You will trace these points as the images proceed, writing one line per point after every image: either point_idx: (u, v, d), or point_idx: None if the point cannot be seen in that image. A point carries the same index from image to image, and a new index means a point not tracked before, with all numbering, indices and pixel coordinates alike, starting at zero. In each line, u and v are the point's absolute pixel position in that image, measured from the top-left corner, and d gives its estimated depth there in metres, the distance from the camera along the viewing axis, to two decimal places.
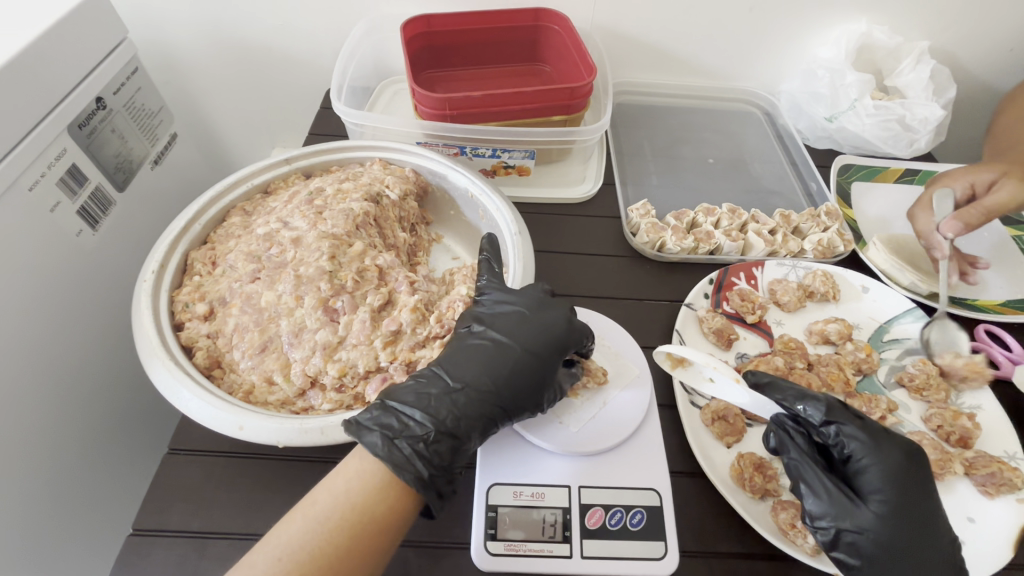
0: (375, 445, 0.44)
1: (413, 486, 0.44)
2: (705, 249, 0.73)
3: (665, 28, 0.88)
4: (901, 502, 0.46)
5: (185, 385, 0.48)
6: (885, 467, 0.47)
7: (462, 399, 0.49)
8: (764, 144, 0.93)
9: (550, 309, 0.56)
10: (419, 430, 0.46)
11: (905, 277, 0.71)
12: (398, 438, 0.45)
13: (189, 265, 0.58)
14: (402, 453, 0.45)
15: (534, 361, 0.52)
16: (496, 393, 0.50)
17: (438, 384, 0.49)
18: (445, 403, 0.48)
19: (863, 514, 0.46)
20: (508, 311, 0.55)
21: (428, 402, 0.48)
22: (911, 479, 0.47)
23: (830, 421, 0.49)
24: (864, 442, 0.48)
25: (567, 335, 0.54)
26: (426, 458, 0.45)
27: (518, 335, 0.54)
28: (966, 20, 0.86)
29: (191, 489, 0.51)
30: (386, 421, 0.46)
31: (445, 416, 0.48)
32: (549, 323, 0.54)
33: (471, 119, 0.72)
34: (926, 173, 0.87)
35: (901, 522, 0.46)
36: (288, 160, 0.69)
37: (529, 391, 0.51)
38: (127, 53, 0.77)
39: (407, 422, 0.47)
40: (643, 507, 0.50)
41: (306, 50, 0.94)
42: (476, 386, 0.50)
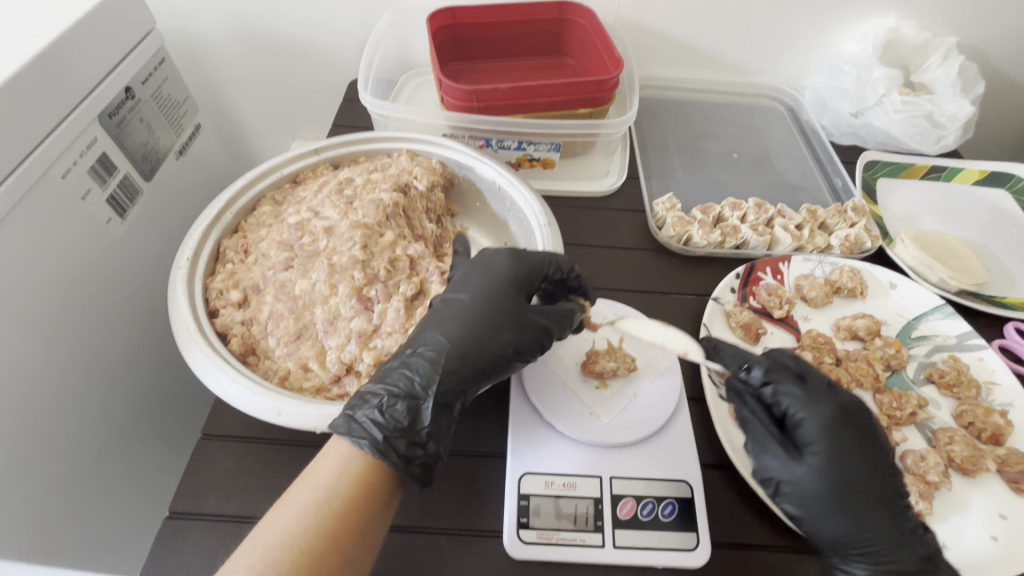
0: (336, 425, 0.44)
1: (372, 453, 0.42)
2: (731, 243, 0.73)
3: (689, 22, 0.88)
4: (836, 452, 0.48)
5: (224, 370, 0.48)
6: (817, 419, 0.49)
7: (415, 359, 0.47)
8: (788, 139, 0.93)
9: (494, 255, 0.56)
10: (375, 398, 0.45)
11: (934, 273, 0.71)
12: (356, 412, 0.44)
13: (222, 253, 0.59)
14: (359, 424, 0.43)
15: (487, 303, 0.52)
16: (449, 343, 0.48)
17: (397, 354, 0.49)
18: (401, 369, 0.47)
19: (800, 465, 0.48)
20: (461, 274, 0.56)
21: (387, 371, 0.47)
22: (847, 430, 0.48)
23: (767, 380, 0.52)
24: (800, 396, 0.50)
25: (516, 273, 0.54)
26: (383, 423, 0.43)
27: (467, 288, 0.53)
28: (996, 15, 0.85)
29: (226, 474, 0.52)
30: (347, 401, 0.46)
31: (401, 381, 0.46)
32: (493, 269, 0.54)
33: (499, 111, 0.73)
34: (953, 170, 0.87)
35: (834, 471, 0.47)
36: (317, 150, 0.70)
37: (490, 333, 0.50)
38: (154, 43, 0.78)
39: (366, 394, 0.45)
40: (674, 499, 0.50)
41: (329, 41, 0.94)
42: (428, 344, 0.48)
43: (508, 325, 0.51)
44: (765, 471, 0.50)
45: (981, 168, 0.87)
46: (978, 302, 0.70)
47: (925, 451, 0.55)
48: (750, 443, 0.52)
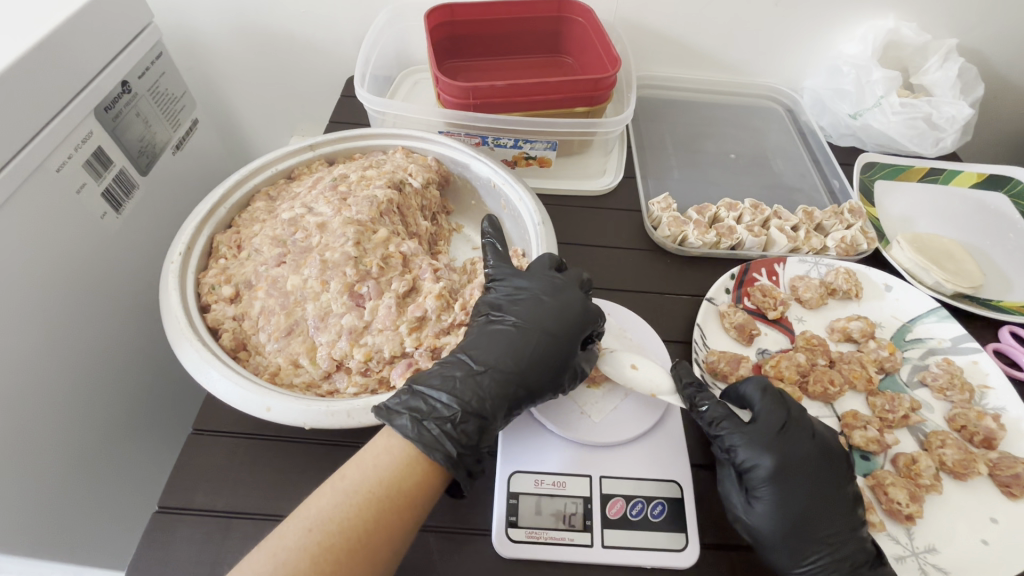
0: (404, 428, 0.45)
1: (444, 465, 0.44)
2: (727, 244, 0.72)
3: (689, 22, 0.87)
4: (786, 494, 0.48)
5: (213, 365, 0.48)
6: (766, 462, 0.49)
7: (486, 382, 0.49)
8: (786, 140, 0.93)
9: (568, 290, 0.55)
10: (446, 412, 0.46)
11: (929, 276, 0.71)
12: (426, 420, 0.45)
13: (215, 248, 0.59)
14: (431, 434, 0.45)
15: (558, 338, 0.53)
16: (523, 369, 0.50)
17: (463, 368, 0.49)
18: (472, 387, 0.48)
19: (754, 508, 0.48)
20: (529, 295, 0.55)
21: (452, 385, 0.48)
22: (785, 471, 0.49)
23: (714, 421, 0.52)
24: (746, 440, 0.50)
25: (586, 316, 0.54)
26: (455, 438, 0.45)
27: (537, 320, 0.53)
28: (995, 19, 0.85)
29: (215, 469, 0.52)
30: (412, 404, 0.46)
31: (472, 398, 0.47)
32: (570, 302, 0.54)
33: (495, 108, 0.72)
34: (950, 173, 0.86)
35: (785, 512, 0.47)
36: (312, 146, 0.69)
37: (556, 366, 0.52)
38: (152, 37, 0.78)
39: (433, 404, 0.46)
40: (664, 499, 0.50)
41: (326, 36, 0.93)
42: (499, 369, 0.50)
43: (573, 363, 0.53)
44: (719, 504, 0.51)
45: (978, 171, 0.87)
46: (974, 305, 0.70)
47: (916, 454, 0.55)
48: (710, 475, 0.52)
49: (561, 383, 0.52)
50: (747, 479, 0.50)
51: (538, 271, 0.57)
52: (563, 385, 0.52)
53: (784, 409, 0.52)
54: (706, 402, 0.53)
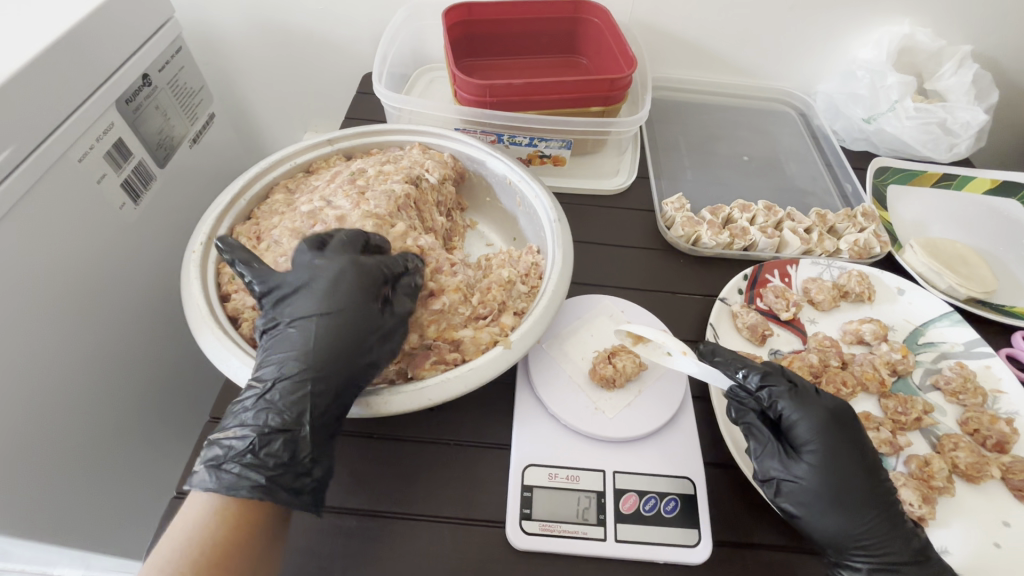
0: (204, 482, 0.42)
1: (255, 497, 0.42)
2: (740, 245, 0.73)
3: (704, 24, 0.88)
4: (834, 451, 0.49)
5: (234, 353, 0.49)
6: (809, 419, 0.50)
7: (275, 396, 0.44)
8: (799, 143, 0.93)
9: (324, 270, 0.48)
10: (242, 442, 0.43)
11: (943, 280, 0.71)
12: (224, 463, 0.42)
13: (234, 239, 0.59)
14: (232, 474, 0.42)
15: (345, 314, 0.47)
16: (306, 371, 0.45)
17: (251, 392, 0.45)
18: (263, 407, 0.44)
19: (805, 468, 0.49)
20: (284, 285, 0.49)
21: (243, 414, 0.44)
22: (836, 432, 0.49)
23: (764, 385, 0.51)
24: (792, 398, 0.51)
25: (356, 287, 0.48)
26: (259, 464, 0.42)
27: (310, 302, 0.47)
28: (1011, 25, 0.85)
29: None
30: (211, 453, 0.43)
31: (267, 418, 0.43)
32: (321, 270, 0.48)
33: (511, 107, 0.73)
34: (964, 179, 0.86)
35: (832, 471, 0.48)
36: (330, 141, 0.70)
37: (351, 349, 0.46)
38: (173, 32, 0.79)
39: (228, 444, 0.43)
40: (677, 495, 0.50)
41: (344, 34, 0.94)
42: (284, 377, 0.45)
43: (374, 330, 0.48)
44: (765, 475, 0.50)
45: (992, 177, 0.87)
46: (987, 310, 0.70)
47: (929, 456, 0.55)
48: (751, 445, 0.51)
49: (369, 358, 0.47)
50: (792, 438, 0.51)
51: (332, 253, 0.50)
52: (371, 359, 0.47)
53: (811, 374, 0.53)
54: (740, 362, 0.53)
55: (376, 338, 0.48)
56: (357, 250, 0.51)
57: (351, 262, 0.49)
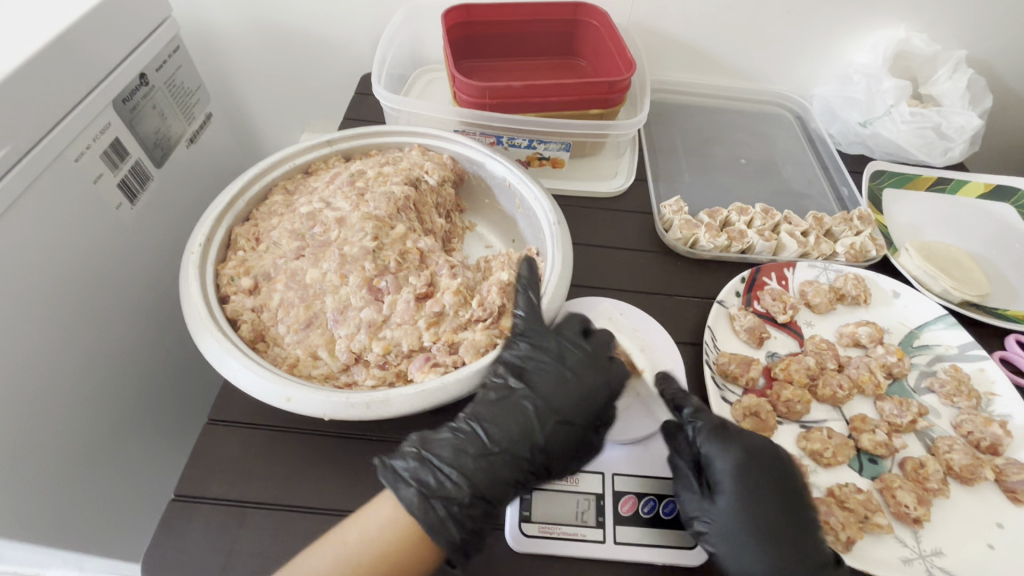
0: (410, 502, 0.42)
1: (441, 547, 0.42)
2: (737, 247, 0.73)
3: (702, 27, 0.88)
4: (744, 495, 0.48)
5: (234, 354, 0.48)
6: (729, 460, 0.49)
7: (497, 463, 0.46)
8: (796, 147, 0.93)
9: (598, 377, 0.51)
10: (456, 491, 0.44)
11: (938, 284, 0.71)
12: (432, 497, 0.43)
13: (233, 240, 0.59)
14: (436, 515, 0.42)
15: (588, 433, 0.50)
16: (534, 453, 0.48)
17: (475, 443, 0.46)
18: (482, 467, 0.45)
19: (716, 504, 0.48)
20: (542, 355, 0.52)
21: (457, 459, 0.45)
22: (754, 474, 0.48)
23: (689, 418, 0.50)
24: (711, 433, 0.49)
25: (611, 397, 0.51)
26: (459, 521, 0.43)
27: (556, 403, 0.50)
28: (1005, 30, 0.86)
29: (230, 459, 0.52)
30: (421, 477, 0.44)
31: (479, 477, 0.45)
32: (598, 377, 0.51)
33: (510, 108, 0.73)
34: (958, 182, 0.87)
35: (745, 512, 0.47)
36: (329, 142, 0.70)
37: (574, 456, 0.50)
38: (170, 31, 0.78)
39: (441, 480, 0.44)
40: (675, 497, 0.51)
41: (341, 34, 0.94)
42: (513, 452, 0.47)
43: (590, 452, 0.51)
44: (684, 515, 0.48)
45: (986, 181, 0.87)
46: (981, 313, 0.70)
47: (924, 459, 0.56)
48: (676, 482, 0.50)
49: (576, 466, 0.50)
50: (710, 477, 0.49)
51: (593, 355, 0.53)
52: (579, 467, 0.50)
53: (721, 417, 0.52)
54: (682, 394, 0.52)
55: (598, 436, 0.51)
56: (610, 353, 0.54)
57: (608, 373, 0.52)
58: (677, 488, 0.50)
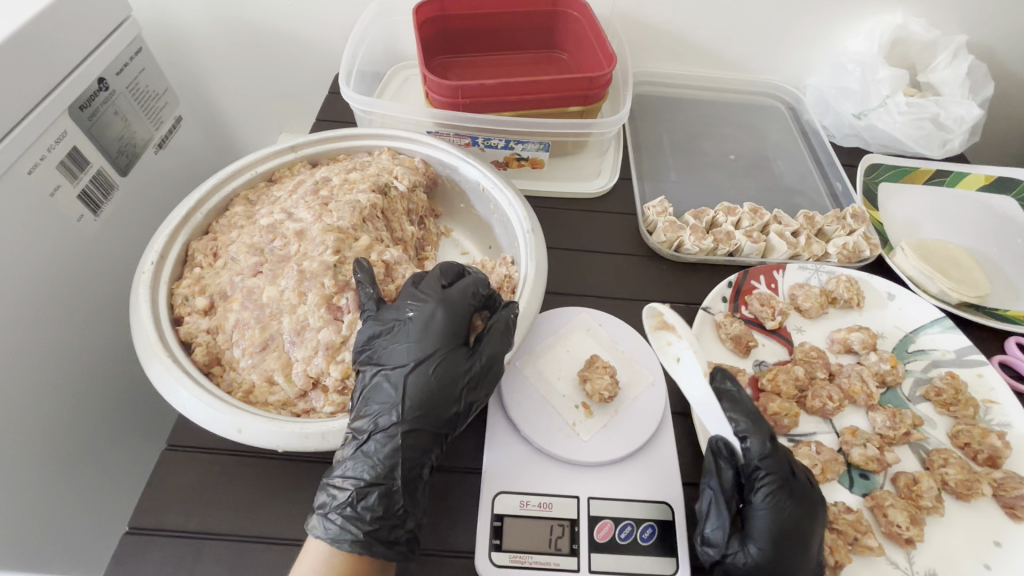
0: (316, 530, 0.42)
1: (356, 551, 0.42)
2: (724, 250, 0.70)
3: (688, 16, 0.84)
4: (778, 555, 0.44)
5: (183, 383, 0.46)
6: (775, 516, 0.44)
7: (374, 446, 0.44)
8: (788, 140, 0.90)
9: (422, 311, 0.48)
10: (343, 494, 0.43)
11: (934, 285, 0.68)
12: (328, 512, 0.43)
13: (190, 256, 0.56)
14: (335, 526, 0.42)
15: (438, 364, 0.46)
16: (402, 412, 0.44)
17: (351, 442, 0.44)
18: (362, 459, 0.44)
19: (740, 553, 0.45)
20: (380, 321, 0.48)
21: (345, 466, 0.44)
22: (800, 534, 0.44)
23: (761, 464, 0.45)
24: (772, 491, 0.45)
25: (452, 325, 0.47)
26: (359, 518, 0.42)
27: (403, 352, 0.46)
28: (1008, 13, 0.81)
29: (188, 488, 0.50)
30: (320, 500, 0.43)
31: (363, 469, 0.43)
32: (419, 315, 0.47)
33: (485, 108, 0.70)
34: (957, 175, 0.84)
35: (774, 569, 0.44)
36: (294, 147, 0.67)
37: (446, 385, 0.46)
38: (131, 31, 0.75)
39: (333, 492, 0.43)
40: (654, 522, 0.48)
41: (313, 31, 0.90)
42: (382, 426, 0.44)
43: (469, 374, 0.46)
44: (701, 541, 0.46)
45: (986, 173, 0.84)
46: (980, 315, 0.67)
47: (918, 474, 0.53)
48: (703, 507, 0.47)
49: (466, 398, 0.46)
50: (746, 522, 0.46)
51: (421, 294, 0.49)
52: (465, 398, 0.46)
53: (788, 461, 0.46)
54: (754, 430, 0.46)
55: (475, 355, 0.47)
56: (440, 282, 0.50)
57: (441, 299, 0.48)
58: (706, 513, 0.47)
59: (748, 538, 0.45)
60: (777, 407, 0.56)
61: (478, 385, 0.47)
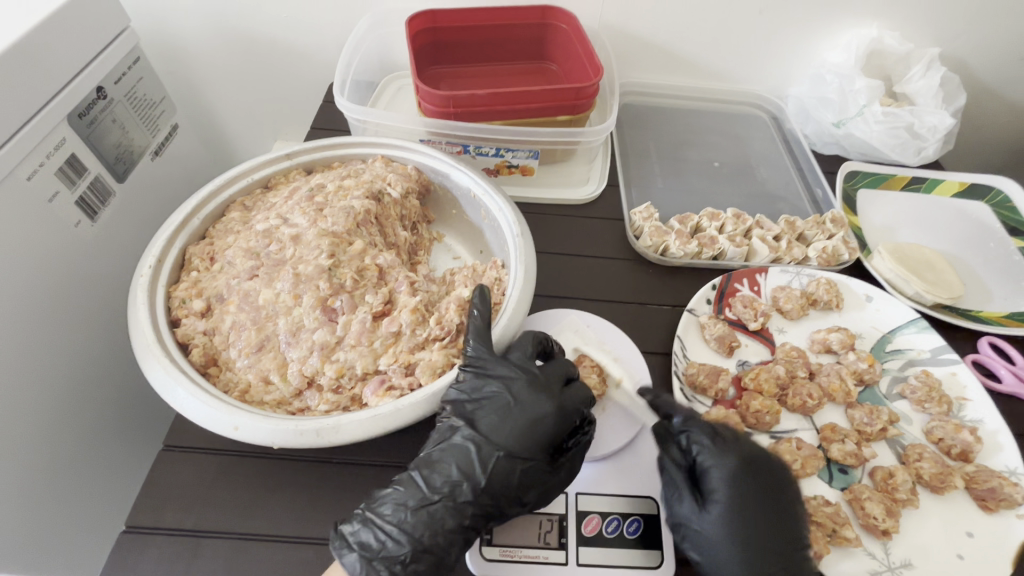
0: (350, 566, 0.43)
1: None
2: (708, 254, 0.72)
3: (673, 29, 0.87)
4: (736, 504, 0.48)
5: (181, 382, 0.47)
6: (723, 470, 0.49)
7: (439, 512, 0.45)
8: (770, 148, 0.93)
9: (533, 401, 0.49)
10: (392, 548, 0.44)
11: (910, 287, 0.71)
12: (374, 560, 0.44)
13: (187, 261, 0.58)
14: None
15: (535, 462, 0.48)
16: (476, 492, 0.46)
17: (415, 497, 0.46)
18: (421, 524, 0.45)
19: (706, 515, 0.47)
20: (484, 394, 0.49)
21: (399, 516, 0.45)
22: (750, 483, 0.49)
23: (685, 427, 0.51)
24: (711, 444, 0.50)
25: (557, 423, 0.49)
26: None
27: (500, 433, 0.48)
28: (978, 28, 0.85)
29: (184, 487, 0.51)
30: (363, 539, 0.44)
31: (421, 534, 0.44)
32: (536, 405, 0.49)
33: (476, 117, 0.72)
34: (932, 182, 0.87)
35: (739, 520, 0.47)
36: (289, 155, 0.68)
37: (526, 485, 0.47)
38: (129, 41, 0.76)
39: (381, 539, 0.44)
40: (640, 516, 0.50)
41: (308, 41, 0.92)
42: (454, 496, 0.46)
43: (547, 484, 0.48)
44: (674, 517, 0.48)
45: (960, 180, 0.87)
46: (954, 316, 0.70)
47: (893, 468, 0.55)
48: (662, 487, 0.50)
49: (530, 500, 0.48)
50: (703, 485, 0.49)
51: (514, 370, 0.50)
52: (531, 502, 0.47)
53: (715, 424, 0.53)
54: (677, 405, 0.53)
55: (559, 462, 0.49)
56: (559, 377, 0.52)
57: (555, 402, 0.49)
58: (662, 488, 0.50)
59: (707, 497, 0.49)
60: (759, 405, 0.58)
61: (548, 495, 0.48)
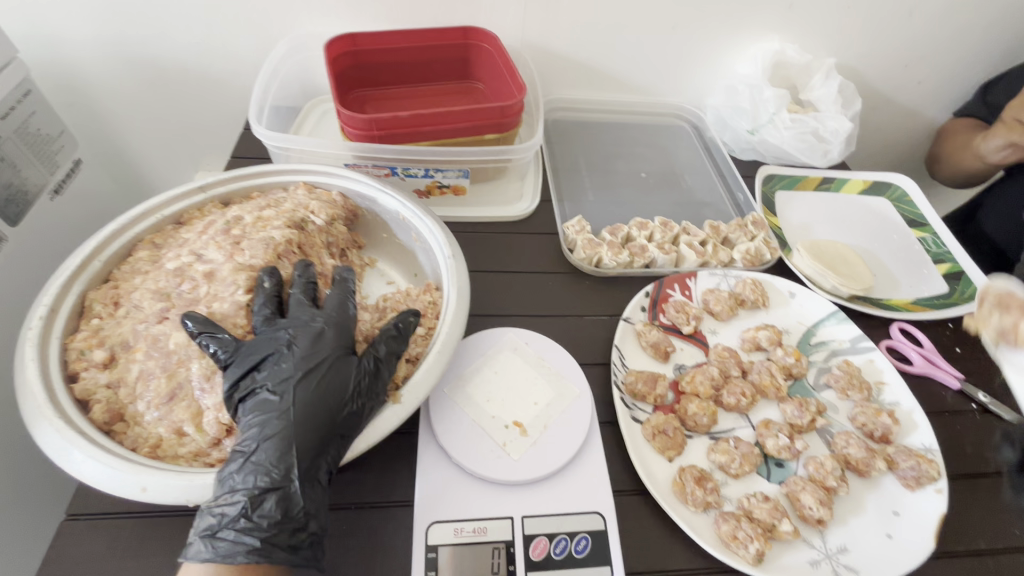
0: (199, 554, 0.39)
1: (252, 562, 0.39)
2: (640, 263, 0.74)
3: (592, 47, 0.90)
4: None
5: (77, 444, 0.42)
6: None
7: (264, 454, 0.42)
8: (693, 156, 0.97)
9: (304, 327, 0.49)
10: (232, 508, 0.40)
11: (827, 281, 0.75)
12: (219, 532, 0.40)
13: (87, 307, 0.53)
14: (227, 543, 0.40)
15: (326, 372, 0.47)
16: (288, 418, 0.44)
17: (235, 458, 0.43)
18: (250, 470, 0.42)
19: None
20: (258, 351, 0.47)
21: (230, 481, 0.42)
22: None
23: None
24: None
25: (340, 337, 0.50)
26: (254, 528, 0.40)
27: (291, 362, 0.47)
28: (866, 40, 0.93)
29: (89, 561, 0.46)
30: (202, 525, 0.40)
31: (255, 478, 0.41)
32: (303, 331, 0.49)
33: (401, 139, 0.71)
34: (840, 181, 0.93)
35: None
36: (202, 187, 0.64)
37: (338, 390, 0.46)
38: (18, 72, 0.70)
39: (220, 512, 0.40)
40: (587, 533, 0.49)
41: (222, 68, 0.89)
42: (269, 435, 0.43)
43: (359, 379, 0.47)
44: None
45: (864, 178, 0.94)
46: (867, 305, 0.75)
47: (824, 457, 0.57)
48: None
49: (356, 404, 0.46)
50: None
51: (295, 317, 0.50)
52: (358, 405, 0.46)
53: None
54: None
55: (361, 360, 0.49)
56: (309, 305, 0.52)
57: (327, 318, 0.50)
58: None
59: None
60: (696, 408, 0.59)
61: (370, 388, 0.48)
